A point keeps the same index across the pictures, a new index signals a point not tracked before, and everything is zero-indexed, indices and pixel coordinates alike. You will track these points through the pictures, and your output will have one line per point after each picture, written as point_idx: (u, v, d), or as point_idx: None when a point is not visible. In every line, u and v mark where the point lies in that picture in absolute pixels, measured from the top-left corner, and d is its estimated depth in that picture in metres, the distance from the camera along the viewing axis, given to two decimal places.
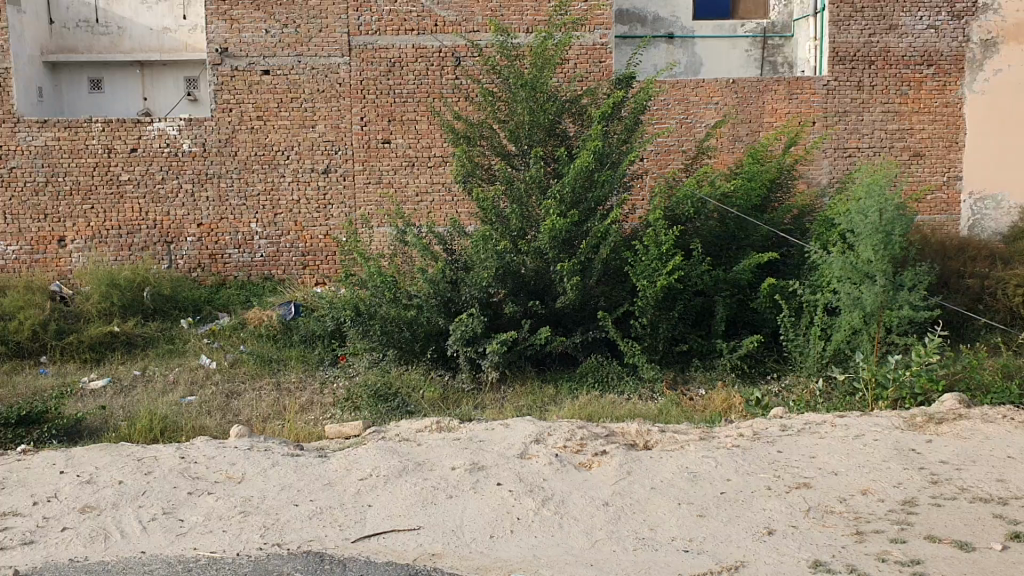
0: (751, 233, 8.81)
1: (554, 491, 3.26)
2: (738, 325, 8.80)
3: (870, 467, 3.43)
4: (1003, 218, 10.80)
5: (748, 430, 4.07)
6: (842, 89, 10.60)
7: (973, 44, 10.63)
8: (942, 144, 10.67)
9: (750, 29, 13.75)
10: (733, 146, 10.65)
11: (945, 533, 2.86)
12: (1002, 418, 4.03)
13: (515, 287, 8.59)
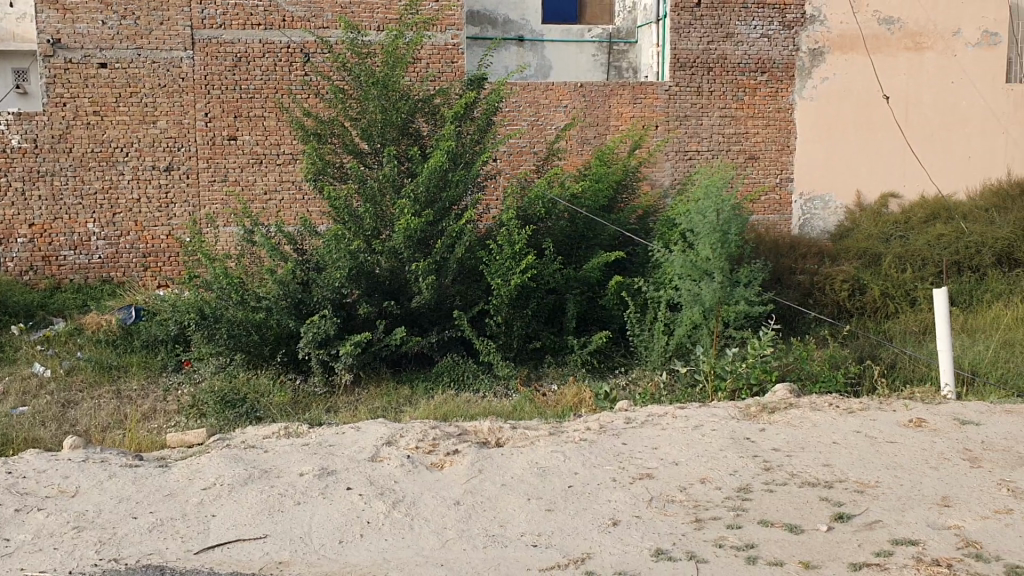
0: (599, 233, 9.05)
1: (405, 493, 3.25)
2: (589, 322, 9.00)
3: (709, 457, 3.59)
4: (831, 217, 11.44)
5: (594, 424, 4.17)
6: (683, 94, 11.04)
7: (802, 53, 11.24)
8: (775, 148, 11.29)
9: (596, 34, 14.11)
10: (582, 148, 10.91)
11: (776, 517, 3.02)
12: (828, 406, 4.30)
13: (368, 288, 8.51)
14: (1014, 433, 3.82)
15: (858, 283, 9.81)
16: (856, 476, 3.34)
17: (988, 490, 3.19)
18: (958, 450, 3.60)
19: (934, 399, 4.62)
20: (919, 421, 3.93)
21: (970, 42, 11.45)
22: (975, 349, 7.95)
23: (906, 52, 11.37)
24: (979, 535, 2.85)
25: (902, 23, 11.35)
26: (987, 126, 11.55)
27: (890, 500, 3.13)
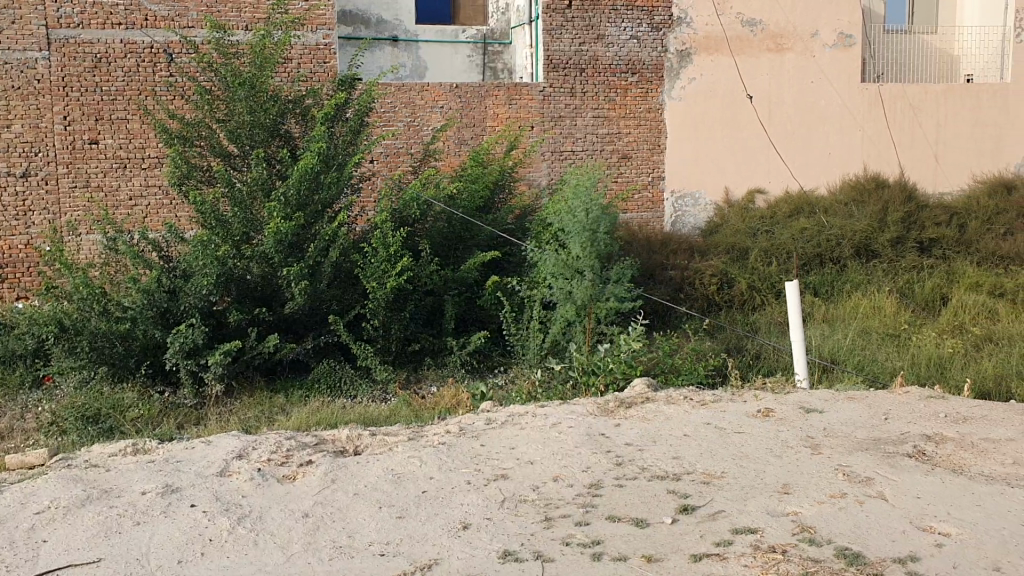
0: (476, 234, 9.05)
1: (251, 507, 3.16)
2: (468, 322, 8.96)
3: (563, 454, 3.62)
4: (701, 214, 11.76)
5: (454, 425, 4.16)
6: (557, 95, 11.15)
7: (671, 54, 11.51)
8: (646, 147, 11.52)
9: (471, 35, 14.12)
10: (459, 148, 10.89)
11: (625, 512, 3.06)
12: (682, 399, 4.40)
13: (239, 295, 8.26)
14: (853, 419, 4.00)
15: (727, 277, 10.10)
16: (703, 468, 3.42)
17: (825, 475, 3.32)
18: (801, 437, 3.74)
19: (784, 388, 4.78)
20: (766, 411, 4.07)
21: (827, 43, 11.93)
22: (834, 338, 8.28)
23: (768, 53, 11.78)
24: (815, 520, 2.96)
25: (764, 25, 11.75)
26: (844, 125, 12.03)
27: (734, 490, 3.21)
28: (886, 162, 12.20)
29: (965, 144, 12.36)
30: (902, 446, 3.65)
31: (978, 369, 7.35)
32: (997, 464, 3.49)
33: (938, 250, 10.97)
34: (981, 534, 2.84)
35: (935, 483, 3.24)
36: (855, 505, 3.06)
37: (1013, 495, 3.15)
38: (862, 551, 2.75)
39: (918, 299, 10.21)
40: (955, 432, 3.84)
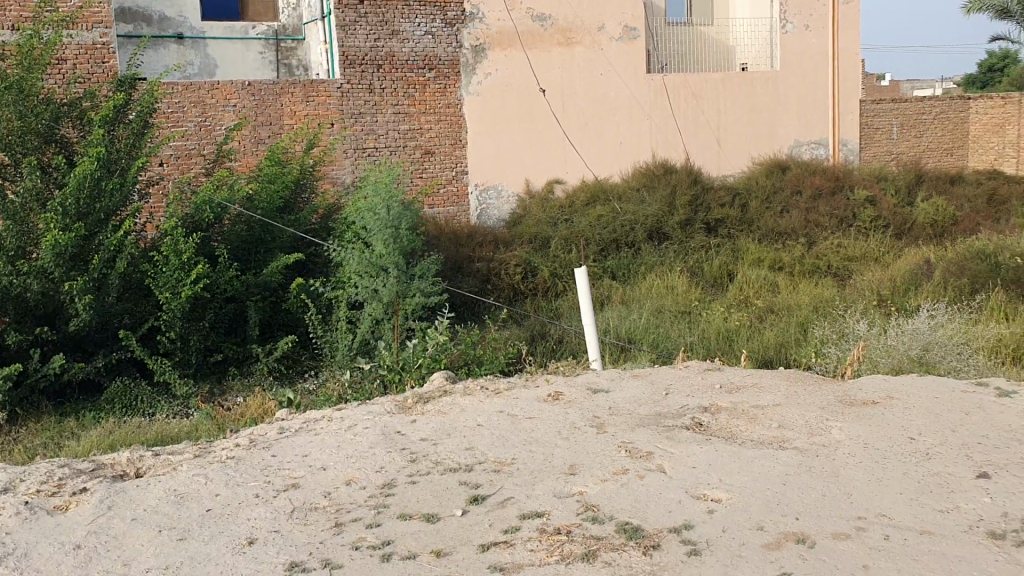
0: (277, 236, 8.76)
1: (16, 545, 2.95)
2: (274, 328, 8.71)
3: (357, 456, 3.58)
4: (504, 206, 11.97)
5: (246, 438, 4.02)
6: (354, 92, 10.97)
7: (465, 49, 11.57)
8: (448, 143, 11.56)
9: (261, 32, 13.77)
10: (256, 148, 10.50)
11: (416, 509, 3.06)
12: (478, 389, 4.46)
13: (17, 315, 7.65)
14: (638, 397, 4.19)
15: (530, 266, 10.31)
16: (495, 456, 3.48)
17: (610, 453, 3.45)
18: (588, 418, 3.88)
19: (577, 371, 4.94)
20: (557, 395, 4.19)
21: (613, 36, 12.39)
22: (631, 319, 8.57)
23: (558, 47, 12.10)
24: (598, 498, 3.07)
25: (554, 20, 12.04)
26: (634, 114, 12.58)
27: (523, 476, 3.28)
28: (674, 148, 12.87)
29: (743, 130, 13.25)
30: (682, 419, 3.87)
31: (761, 339, 7.86)
32: (765, 428, 3.76)
33: (724, 229, 11.67)
34: (747, 496, 3.04)
35: (710, 452, 3.43)
36: (635, 480, 3.19)
37: (777, 457, 3.39)
38: (640, 524, 2.88)
39: (707, 276, 10.67)
40: (728, 402, 4.11)
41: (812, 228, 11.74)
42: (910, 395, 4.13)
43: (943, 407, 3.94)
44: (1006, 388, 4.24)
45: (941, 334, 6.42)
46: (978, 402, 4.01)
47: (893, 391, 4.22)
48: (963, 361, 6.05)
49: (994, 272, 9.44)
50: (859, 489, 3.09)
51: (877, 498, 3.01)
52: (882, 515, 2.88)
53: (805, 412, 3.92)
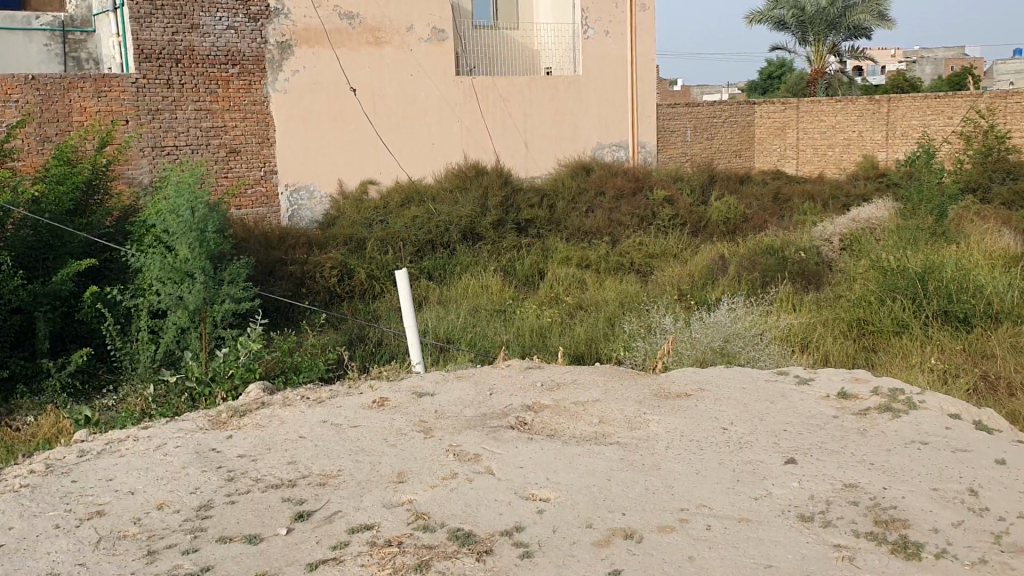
0: (69, 241, 8.12)
1: None
2: (66, 340, 8.08)
3: (169, 478, 3.35)
4: (316, 207, 11.69)
5: (40, 464, 3.69)
6: (151, 87, 10.37)
7: (270, 46, 11.16)
8: (255, 141, 11.16)
9: (46, 23, 12.85)
10: (42, 147, 9.72)
11: (236, 530, 2.90)
12: (298, 399, 4.30)
13: None
14: (461, 399, 4.17)
15: (345, 268, 10.08)
16: (319, 469, 3.36)
17: (437, 458, 3.41)
18: (414, 422, 3.83)
19: (399, 374, 4.88)
20: (381, 400, 4.10)
21: (421, 37, 12.33)
22: (447, 319, 8.56)
23: (367, 46, 11.91)
24: (427, 506, 3.01)
25: (362, 18, 11.84)
26: (444, 115, 12.61)
27: (349, 487, 3.18)
28: (484, 149, 13.01)
29: (550, 132, 13.59)
30: (506, 419, 3.88)
31: (572, 335, 8.02)
32: (588, 424, 3.83)
33: (534, 229, 11.90)
34: (574, 493, 3.08)
35: (536, 451, 3.46)
36: (465, 484, 3.17)
37: (600, 452, 3.46)
38: (471, 530, 2.85)
39: (519, 275, 10.77)
40: (551, 400, 4.16)
41: (616, 227, 12.17)
42: (719, 387, 4.33)
43: (750, 397, 4.15)
44: (804, 375, 4.52)
45: (739, 326, 6.79)
46: (781, 391, 4.25)
47: (704, 383, 4.40)
48: (760, 350, 6.41)
49: (781, 267, 10.12)
50: (680, 481, 3.20)
51: (696, 489, 3.13)
52: (703, 505, 2.99)
53: (624, 406, 4.03)
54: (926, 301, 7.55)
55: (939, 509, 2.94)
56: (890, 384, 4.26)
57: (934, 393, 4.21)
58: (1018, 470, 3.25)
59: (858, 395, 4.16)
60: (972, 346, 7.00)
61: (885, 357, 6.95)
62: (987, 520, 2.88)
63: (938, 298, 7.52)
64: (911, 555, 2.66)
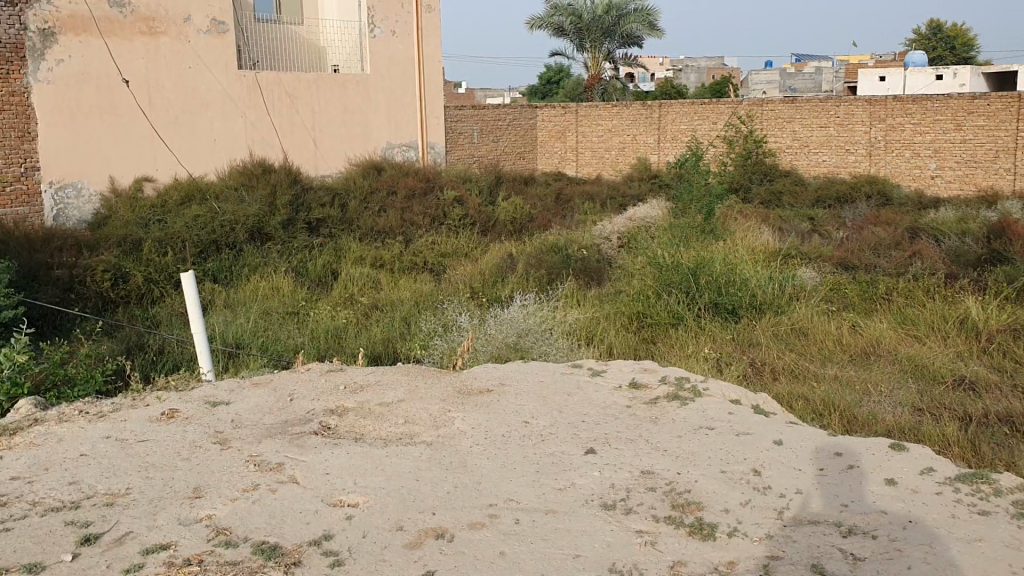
0: None
1: None
2: None
3: None
4: (86, 206, 10.88)
5: None
6: None
7: (30, 32, 10.21)
8: (14, 136, 10.17)
9: None
10: None
11: (14, 561, 2.64)
12: (77, 414, 3.98)
13: None
14: (258, 406, 4.01)
15: (121, 270, 9.43)
16: (105, 488, 3.13)
17: (236, 470, 3.26)
18: (210, 434, 3.64)
19: (187, 383, 4.63)
20: (171, 412, 3.87)
21: (200, 29, 11.76)
22: (236, 323, 8.22)
23: (140, 36, 11.21)
24: (229, 521, 2.87)
25: (134, 7, 11.12)
26: (226, 111, 12.12)
27: (141, 506, 2.98)
28: (269, 147, 12.63)
29: (337, 130, 13.40)
30: (308, 425, 3.78)
31: (367, 335, 7.90)
32: (391, 425, 3.79)
33: (325, 229, 11.67)
34: (383, 497, 3.04)
35: (340, 455, 3.38)
36: (268, 495, 3.05)
37: (407, 453, 3.44)
38: (277, 542, 2.75)
39: (311, 275, 10.47)
40: (354, 402, 4.09)
41: (408, 227, 12.15)
42: (519, 381, 4.40)
43: (549, 390, 4.26)
44: (596, 367, 4.69)
45: (531, 322, 6.94)
46: (577, 384, 4.39)
47: (503, 378, 4.47)
48: (551, 345, 6.60)
49: (566, 264, 10.45)
50: (486, 476, 3.23)
51: (504, 484, 3.17)
52: (510, 499, 3.04)
53: (428, 405, 4.02)
54: (698, 294, 8.05)
55: (728, 491, 3.13)
56: (675, 373, 4.51)
57: (715, 380, 4.49)
58: (791, 448, 3.51)
59: (648, 384, 4.37)
60: (739, 335, 7.53)
61: (665, 347, 7.31)
62: (771, 496, 3.09)
63: (708, 291, 8.04)
64: (706, 535, 2.81)
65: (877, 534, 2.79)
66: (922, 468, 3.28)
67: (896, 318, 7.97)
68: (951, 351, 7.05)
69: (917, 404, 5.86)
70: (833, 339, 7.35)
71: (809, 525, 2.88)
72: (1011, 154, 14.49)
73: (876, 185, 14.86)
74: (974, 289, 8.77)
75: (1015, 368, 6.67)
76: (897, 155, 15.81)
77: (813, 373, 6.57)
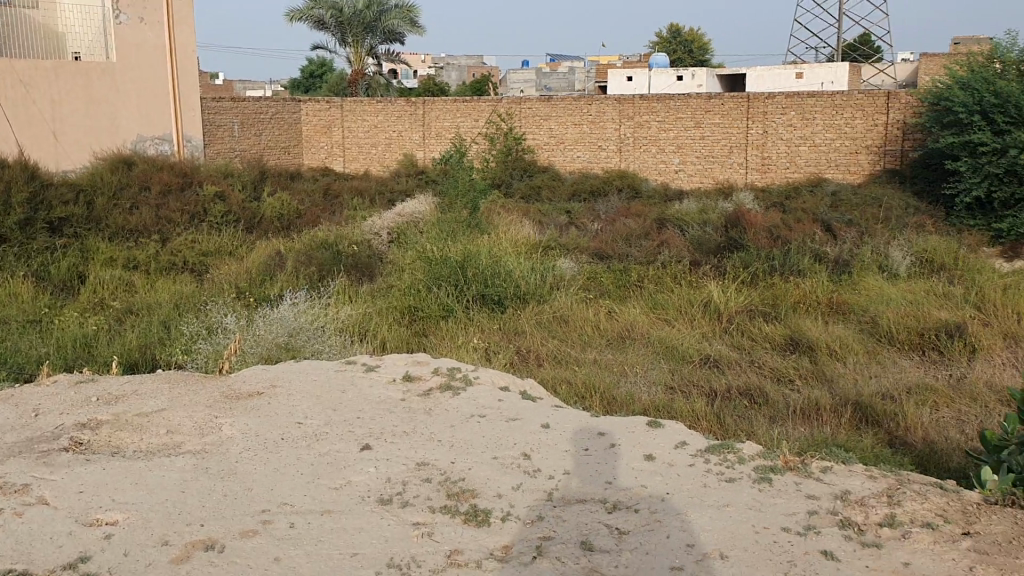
0: None
1: None
2: None
3: None
4: None
5: None
6: None
7: None
8: None
9: None
10: None
11: None
12: None
13: None
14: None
15: None
16: None
17: None
18: None
19: None
20: None
21: None
22: None
23: None
24: None
25: None
26: None
27: None
28: (4, 140, 11.44)
29: (83, 122, 12.48)
30: (58, 441, 3.50)
31: (121, 340, 7.39)
32: (152, 436, 3.59)
33: (69, 228, 10.78)
34: (146, 512, 2.87)
35: (95, 471, 3.16)
36: (12, 520, 2.79)
37: (170, 465, 3.27)
38: (27, 569, 2.54)
39: (54, 279, 9.62)
40: (109, 414, 3.83)
41: (165, 224, 11.47)
42: (290, 381, 4.29)
43: (321, 388, 4.19)
44: (369, 362, 4.67)
45: (302, 320, 6.76)
46: (350, 380, 4.35)
47: (275, 379, 4.34)
48: (322, 342, 6.50)
49: (336, 261, 10.26)
50: (259, 482, 3.14)
51: (277, 488, 3.09)
52: (284, 503, 2.96)
53: (193, 412, 3.84)
54: (466, 287, 8.22)
55: (501, 476, 3.22)
56: (447, 364, 4.57)
57: (485, 368, 4.60)
58: (558, 431, 3.66)
59: (420, 376, 4.40)
60: (506, 324, 7.76)
61: (435, 339, 7.38)
62: (541, 479, 3.21)
63: (476, 283, 8.24)
64: (480, 521, 2.87)
65: (638, 507, 2.96)
66: (676, 443, 3.52)
67: (648, 304, 8.49)
68: (697, 332, 7.61)
69: (669, 383, 6.30)
70: (592, 325, 7.73)
71: (577, 504, 3.01)
72: (743, 150, 15.84)
73: (627, 179, 15.76)
74: (714, 274, 9.52)
75: (751, 344, 7.31)
76: (645, 151, 16.84)
77: (575, 358, 6.89)
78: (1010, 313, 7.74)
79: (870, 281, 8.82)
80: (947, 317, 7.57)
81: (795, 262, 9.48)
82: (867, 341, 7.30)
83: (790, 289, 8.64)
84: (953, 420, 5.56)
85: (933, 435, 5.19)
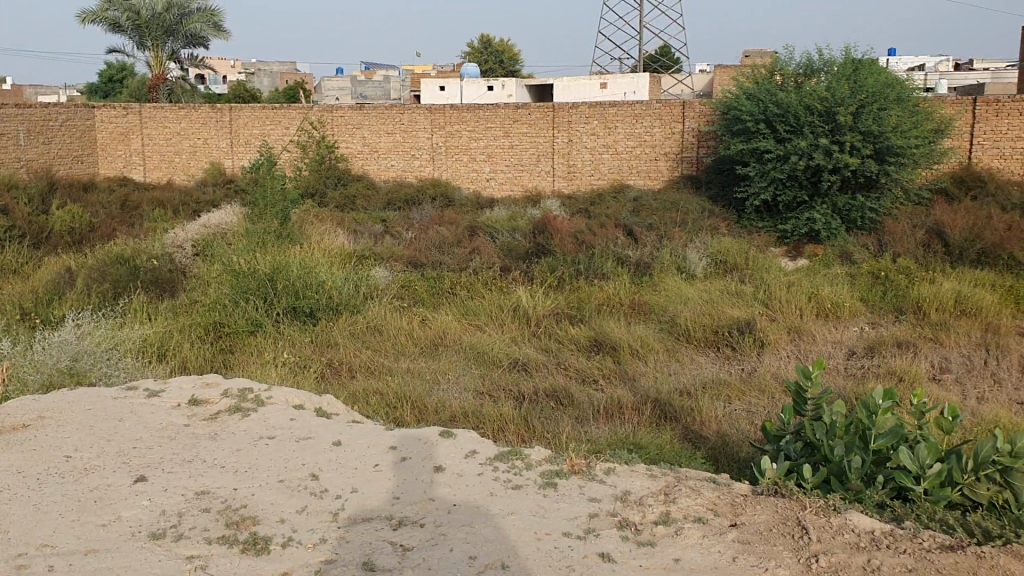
0: None
1: None
2: None
3: None
4: None
5: None
6: None
7: None
8: None
9: None
10: None
11: None
12: None
13: None
14: None
15: None
16: None
17: None
18: None
19: None
20: None
21: None
22: None
23: None
24: None
25: None
26: None
27: None
28: None
29: None
30: None
31: None
32: None
33: None
34: None
35: None
36: None
37: None
38: None
39: None
40: None
41: None
42: (62, 412, 3.99)
43: (97, 418, 3.92)
44: (154, 387, 4.42)
45: (90, 343, 6.32)
46: (130, 407, 4.10)
47: (45, 410, 4.02)
48: (113, 365, 6.12)
49: (133, 276, 9.65)
50: (16, 524, 2.90)
51: (36, 528, 2.87)
52: (44, 545, 2.75)
53: None
54: (275, 300, 7.97)
55: (285, 499, 3.12)
56: (238, 385, 4.40)
57: (279, 387, 4.46)
58: (349, 448, 3.60)
59: (209, 400, 4.21)
60: (317, 337, 7.58)
61: (241, 356, 7.11)
62: (327, 500, 3.14)
63: (286, 296, 8.01)
64: (259, 549, 2.77)
65: (424, 521, 2.95)
66: (466, 453, 3.53)
67: (461, 310, 8.51)
68: (507, 337, 7.72)
69: (479, 388, 6.34)
70: (405, 334, 7.67)
71: (362, 522, 2.96)
72: (550, 158, 16.24)
73: (440, 188, 15.81)
74: (524, 280, 9.67)
75: (558, 346, 7.48)
76: (456, 159, 16.94)
77: (388, 368, 6.81)
78: (792, 310, 8.29)
79: (669, 283, 9.23)
80: (739, 315, 8.02)
81: (599, 265, 9.78)
82: (666, 340, 7.62)
83: (595, 292, 8.91)
84: (744, 412, 5.88)
85: (725, 428, 5.48)
